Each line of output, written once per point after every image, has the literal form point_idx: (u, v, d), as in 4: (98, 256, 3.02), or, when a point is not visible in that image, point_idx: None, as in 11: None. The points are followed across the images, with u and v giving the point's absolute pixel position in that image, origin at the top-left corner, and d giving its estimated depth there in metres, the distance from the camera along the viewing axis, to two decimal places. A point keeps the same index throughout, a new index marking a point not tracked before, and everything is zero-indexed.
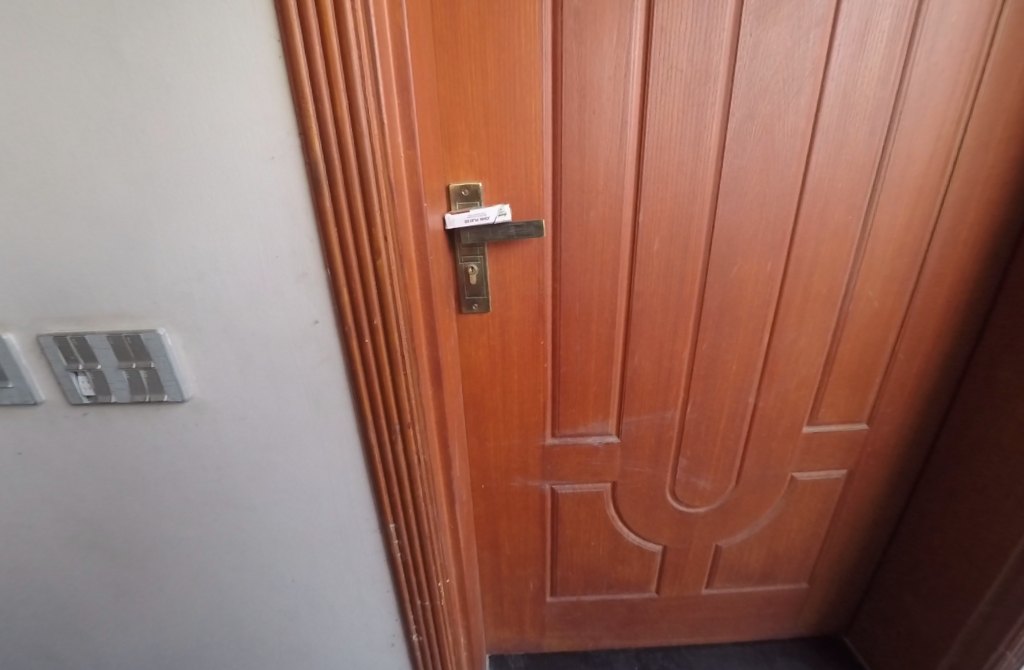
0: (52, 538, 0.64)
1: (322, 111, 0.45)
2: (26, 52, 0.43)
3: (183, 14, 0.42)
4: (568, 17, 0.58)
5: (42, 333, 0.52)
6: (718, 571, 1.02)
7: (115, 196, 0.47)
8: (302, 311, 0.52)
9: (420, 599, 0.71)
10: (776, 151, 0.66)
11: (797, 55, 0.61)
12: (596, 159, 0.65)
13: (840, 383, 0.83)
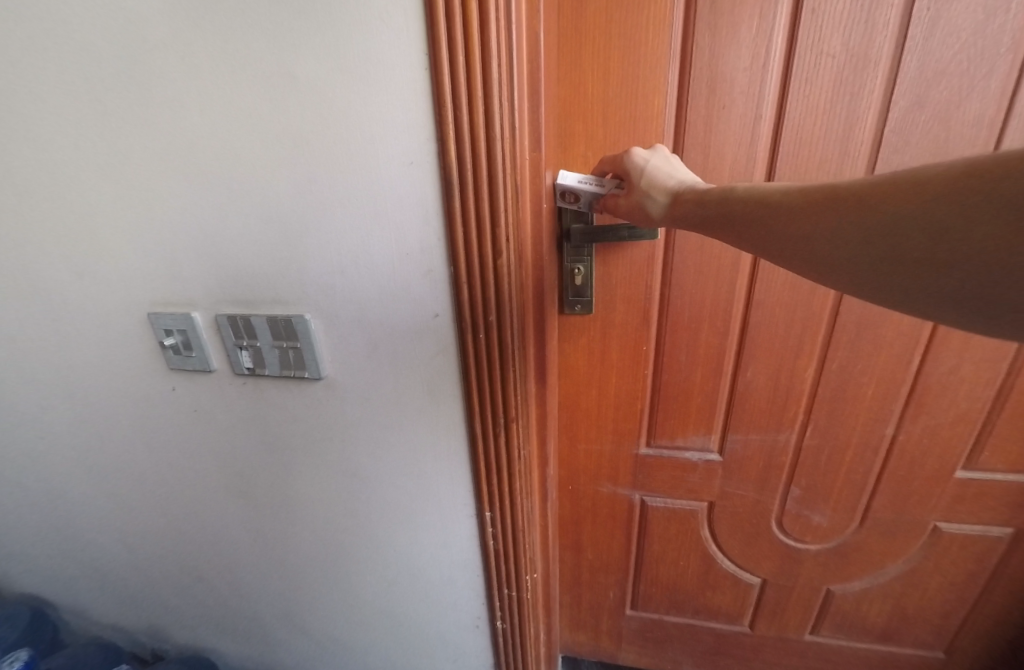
0: (211, 483, 0.76)
1: (460, 118, 0.47)
2: (228, 76, 0.51)
3: (349, 35, 0.47)
4: (702, 8, 0.55)
5: (219, 312, 0.62)
6: (828, 618, 0.90)
7: (282, 197, 0.55)
8: (426, 305, 0.56)
9: (507, 588, 0.73)
10: (949, 145, 0.56)
11: (989, 31, 0.51)
12: (722, 157, 0.61)
13: (1015, 425, 0.69)
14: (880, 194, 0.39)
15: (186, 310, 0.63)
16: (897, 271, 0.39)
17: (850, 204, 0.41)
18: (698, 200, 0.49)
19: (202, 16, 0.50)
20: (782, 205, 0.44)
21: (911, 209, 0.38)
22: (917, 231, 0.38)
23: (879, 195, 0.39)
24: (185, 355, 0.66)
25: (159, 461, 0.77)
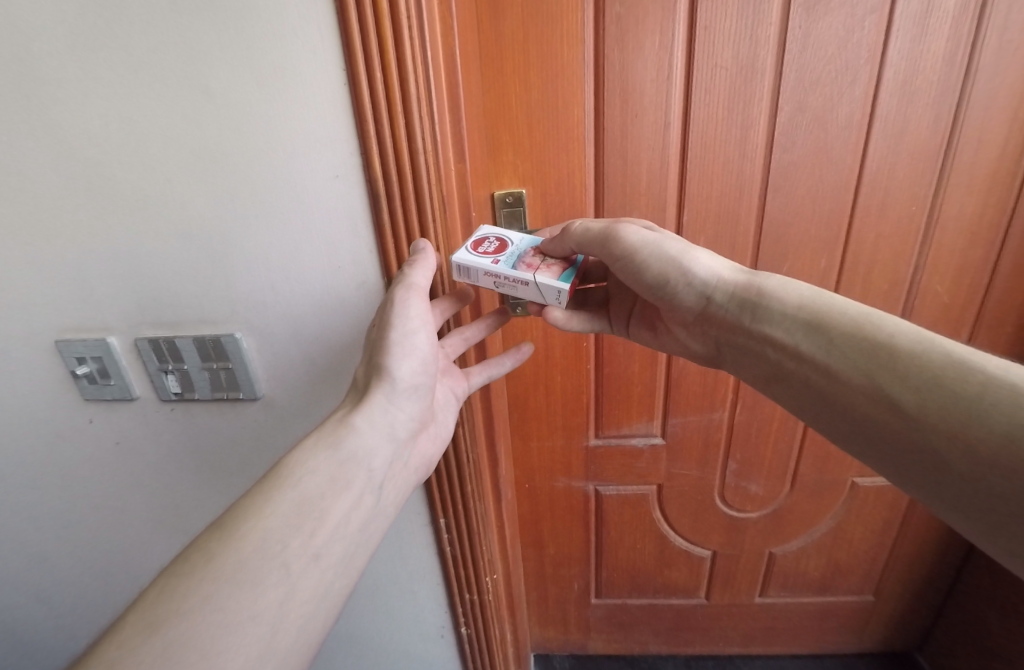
0: (145, 522, 0.72)
1: (382, 132, 0.48)
2: (131, 92, 0.49)
3: (261, 49, 0.46)
4: (609, 24, 0.59)
5: (139, 336, 0.59)
6: (773, 579, 0.98)
7: (201, 215, 0.53)
8: (363, 317, 0.57)
9: (468, 593, 0.74)
10: (828, 144, 0.63)
11: (851, 44, 0.59)
12: (640, 161, 0.65)
13: None
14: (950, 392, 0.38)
15: (101, 337, 0.59)
16: (925, 444, 0.38)
17: (901, 356, 0.40)
18: (777, 301, 0.48)
19: (95, 28, 0.47)
20: (850, 322, 0.44)
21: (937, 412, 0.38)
22: (948, 419, 0.37)
23: (947, 384, 0.38)
24: (102, 384, 0.61)
25: (82, 505, 0.71)
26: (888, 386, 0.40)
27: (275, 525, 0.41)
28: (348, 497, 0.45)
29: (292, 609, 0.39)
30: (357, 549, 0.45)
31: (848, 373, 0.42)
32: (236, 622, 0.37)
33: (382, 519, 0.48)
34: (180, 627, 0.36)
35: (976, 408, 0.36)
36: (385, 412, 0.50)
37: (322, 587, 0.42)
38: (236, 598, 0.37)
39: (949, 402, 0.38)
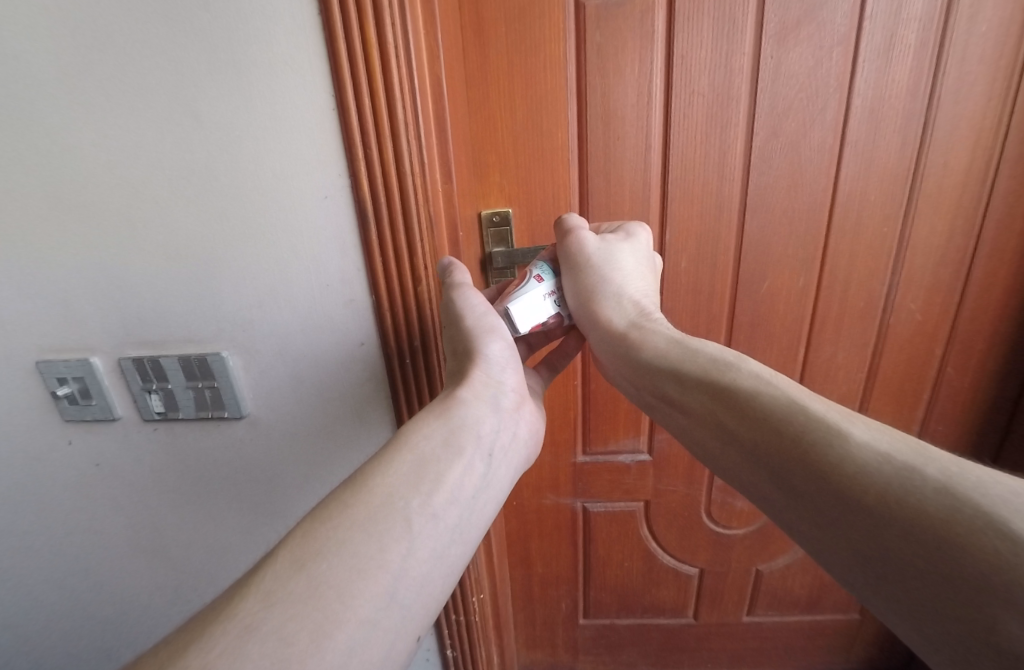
0: (122, 545, 0.70)
1: (370, 156, 0.50)
2: (121, 113, 0.49)
3: (252, 74, 0.47)
4: (591, 52, 0.62)
5: (123, 356, 0.58)
6: (760, 597, 0.99)
7: (189, 234, 0.53)
8: (350, 334, 0.57)
9: (455, 614, 0.77)
10: (801, 168, 0.66)
11: (820, 73, 0.62)
12: (623, 182, 0.67)
13: (886, 402, 0.79)
14: (774, 427, 0.37)
15: (84, 357, 0.58)
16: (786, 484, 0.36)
17: (735, 392, 0.41)
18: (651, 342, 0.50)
19: (86, 52, 0.47)
20: (703, 365, 0.46)
21: (769, 445, 0.37)
22: (777, 453, 0.37)
23: (770, 418, 0.38)
24: (83, 404, 0.60)
25: (56, 528, 0.69)
26: (728, 421, 0.41)
27: (401, 480, 0.41)
28: (469, 457, 0.45)
29: (423, 563, 0.38)
30: (478, 512, 0.44)
31: (694, 402, 0.44)
32: (371, 572, 0.36)
33: (498, 488, 0.47)
34: (319, 577, 0.35)
35: (798, 437, 0.36)
36: (490, 387, 0.51)
37: (450, 545, 0.41)
38: (368, 549, 0.37)
39: (776, 435, 0.37)
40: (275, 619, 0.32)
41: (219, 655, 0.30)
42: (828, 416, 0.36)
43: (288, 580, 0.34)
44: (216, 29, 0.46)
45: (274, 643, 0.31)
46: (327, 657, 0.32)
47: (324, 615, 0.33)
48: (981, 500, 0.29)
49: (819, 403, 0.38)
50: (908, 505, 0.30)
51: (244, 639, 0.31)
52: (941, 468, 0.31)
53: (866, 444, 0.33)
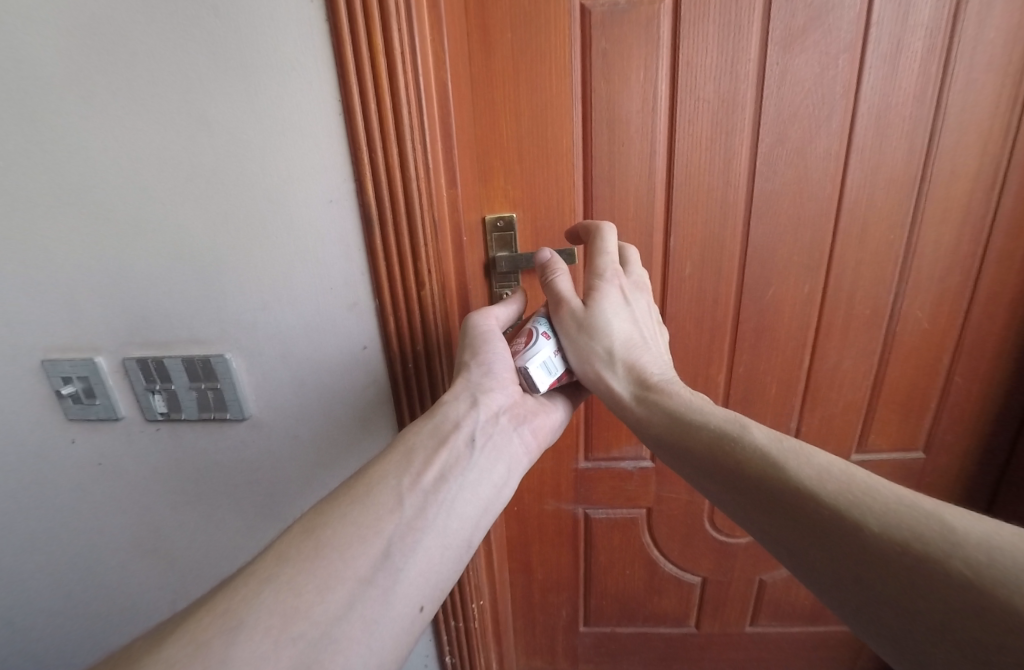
0: (123, 545, 0.70)
1: (376, 161, 0.50)
2: (130, 115, 0.50)
3: (259, 79, 0.48)
4: (597, 58, 0.62)
5: (127, 356, 0.59)
6: (763, 608, 0.98)
7: (195, 236, 0.53)
8: (354, 338, 0.57)
9: (454, 620, 0.76)
10: (807, 174, 0.66)
11: (826, 80, 0.62)
12: (627, 187, 0.67)
13: (893, 411, 0.78)
14: (791, 510, 0.37)
15: (88, 356, 0.59)
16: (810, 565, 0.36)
17: (746, 467, 0.40)
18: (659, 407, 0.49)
19: (97, 55, 0.48)
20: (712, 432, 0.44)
21: (788, 529, 0.37)
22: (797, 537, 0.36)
23: (784, 501, 0.37)
24: (87, 404, 0.61)
25: (58, 527, 0.69)
26: (743, 498, 0.40)
27: (395, 465, 0.45)
28: (462, 447, 0.48)
29: (418, 537, 0.42)
30: (476, 498, 0.47)
31: (704, 475, 0.44)
32: (369, 541, 0.40)
33: (500, 482, 0.50)
34: (325, 540, 0.39)
35: (816, 522, 0.35)
36: (491, 390, 0.53)
37: (446, 525, 0.44)
38: (369, 520, 0.41)
39: (794, 518, 0.36)
40: (288, 574, 0.37)
41: (239, 598, 0.35)
42: (841, 497, 0.35)
43: (302, 544, 0.39)
44: (226, 35, 0.47)
45: (287, 593, 0.36)
46: (331, 609, 0.36)
47: (328, 573, 0.37)
48: (1007, 588, 0.29)
49: (828, 472, 0.37)
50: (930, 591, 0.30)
51: (262, 590, 0.36)
52: (965, 555, 0.30)
53: (884, 532, 0.33)
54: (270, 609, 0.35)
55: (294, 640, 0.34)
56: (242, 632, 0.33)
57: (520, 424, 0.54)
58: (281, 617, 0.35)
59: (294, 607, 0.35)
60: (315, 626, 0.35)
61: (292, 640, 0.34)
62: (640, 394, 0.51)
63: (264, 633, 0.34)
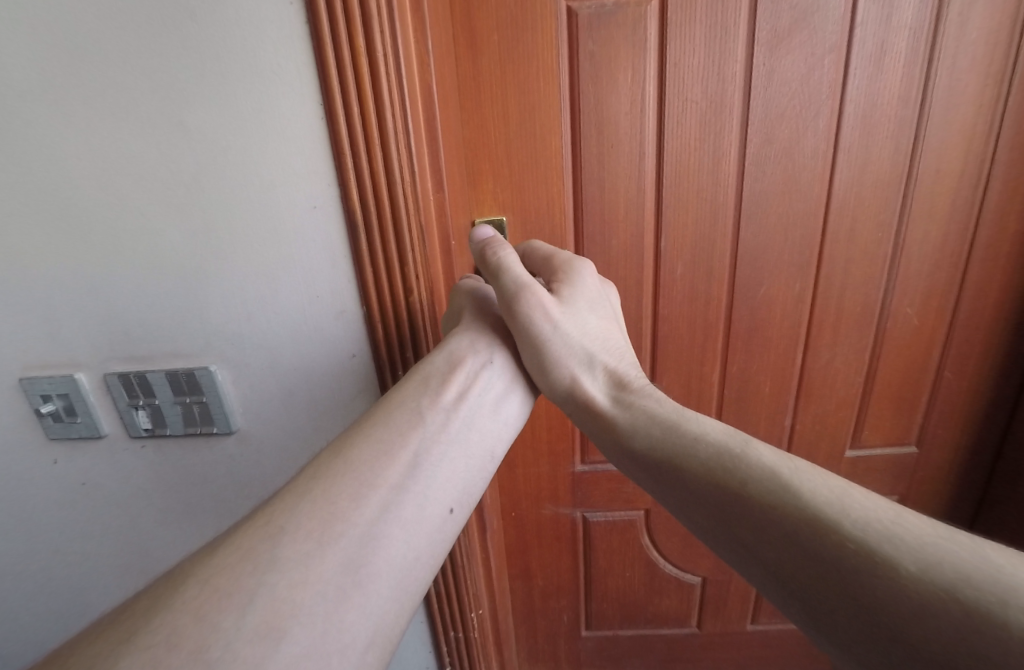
0: (110, 564, 0.68)
1: (360, 167, 0.49)
2: (107, 124, 0.48)
3: (239, 84, 0.47)
4: (584, 61, 0.62)
5: (109, 372, 0.57)
6: (764, 607, 0.97)
7: (176, 246, 0.52)
8: (341, 346, 0.56)
9: (453, 630, 0.75)
10: (796, 174, 0.66)
11: (813, 80, 0.62)
12: (617, 189, 0.67)
13: (886, 405, 0.78)
14: (802, 535, 0.33)
15: (68, 373, 0.57)
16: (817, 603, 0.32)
17: (752, 488, 0.36)
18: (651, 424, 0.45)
19: (72, 63, 0.47)
20: (712, 453, 0.40)
21: (796, 559, 0.33)
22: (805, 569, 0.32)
23: (796, 528, 0.33)
24: (68, 422, 0.59)
25: (41, 548, 0.67)
26: (745, 527, 0.36)
27: (414, 389, 0.46)
28: (476, 370, 0.48)
29: (442, 449, 0.43)
30: (494, 415, 0.48)
31: (702, 499, 0.39)
32: (396, 456, 0.40)
33: (517, 399, 0.51)
34: (355, 456, 0.39)
35: (792, 537, 0.33)
36: (491, 309, 0.53)
37: (468, 437, 0.45)
38: (392, 438, 0.41)
39: (801, 547, 0.33)
40: (320, 487, 0.37)
41: (276, 512, 0.35)
42: (858, 526, 0.32)
43: (331, 462, 0.39)
44: (204, 41, 0.46)
45: (322, 502, 0.36)
46: (367, 512, 0.36)
47: (361, 481, 0.38)
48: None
49: (801, 483, 0.35)
50: (956, 638, 0.27)
51: (295, 503, 0.35)
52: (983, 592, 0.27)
53: (905, 569, 0.29)
54: (309, 515, 0.35)
55: (335, 538, 0.34)
56: (285, 536, 0.33)
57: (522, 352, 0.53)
58: (322, 522, 0.35)
59: (333, 512, 0.35)
60: (354, 528, 0.35)
61: (335, 538, 0.34)
62: (622, 400, 0.48)
63: (306, 534, 0.34)
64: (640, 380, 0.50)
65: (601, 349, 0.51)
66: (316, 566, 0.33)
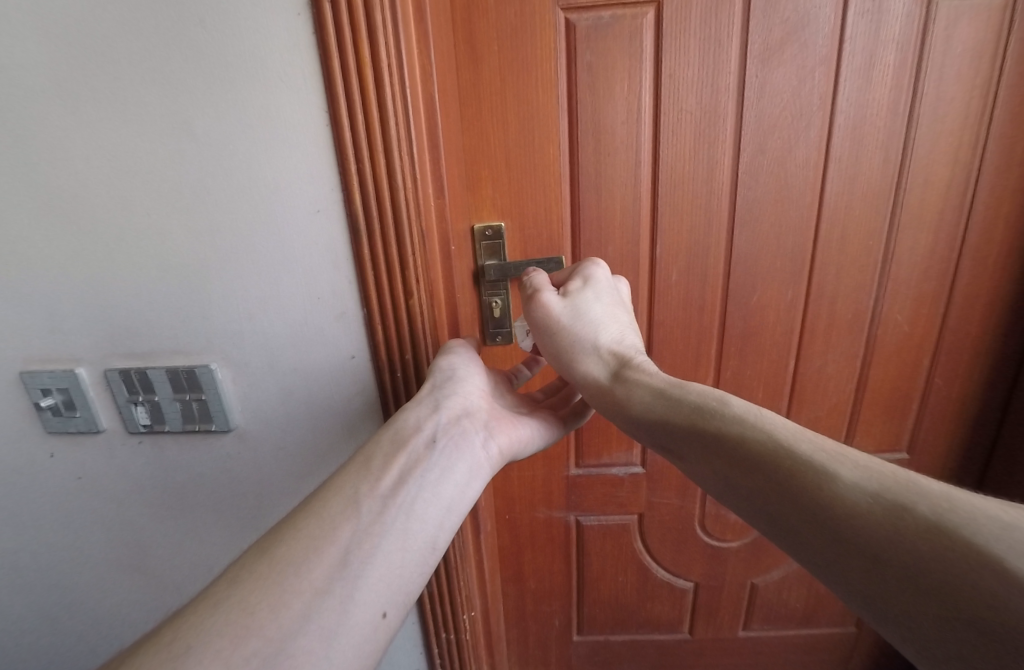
0: (104, 562, 0.68)
1: (363, 171, 0.50)
2: (114, 124, 0.49)
3: (246, 88, 0.48)
4: (582, 70, 0.63)
5: (109, 367, 0.58)
6: (756, 612, 0.98)
7: (180, 246, 0.53)
8: (341, 346, 0.57)
9: (445, 632, 0.76)
10: (787, 184, 0.67)
11: (804, 92, 0.63)
12: (613, 195, 0.68)
13: (875, 412, 0.80)
14: (770, 467, 0.37)
15: (68, 368, 0.58)
16: (790, 526, 0.35)
17: (729, 432, 0.40)
18: (643, 386, 0.48)
19: (80, 64, 0.48)
20: (696, 407, 0.44)
21: (768, 488, 0.36)
22: (776, 496, 0.36)
23: (763, 460, 0.37)
24: (67, 416, 0.59)
25: (36, 545, 0.67)
26: (726, 464, 0.40)
27: (352, 477, 0.44)
28: (420, 450, 0.47)
29: (375, 544, 0.40)
30: (437, 500, 0.45)
31: (688, 444, 0.43)
32: (325, 551, 0.39)
33: (463, 482, 0.48)
34: (278, 557, 0.38)
35: (762, 468, 0.37)
36: (452, 392, 0.53)
37: (406, 527, 0.42)
38: (323, 533, 0.40)
39: (773, 477, 0.36)
40: (239, 595, 0.35)
41: (190, 627, 0.33)
42: (815, 455, 0.36)
43: (254, 563, 0.37)
44: (211, 46, 0.47)
45: (237, 614, 0.34)
46: (284, 623, 0.34)
47: (280, 589, 0.36)
48: (972, 534, 0.28)
49: (772, 426, 0.40)
50: (905, 544, 0.30)
51: (212, 613, 0.34)
52: (929, 505, 0.30)
53: (857, 485, 0.33)
54: (221, 631, 0.33)
55: (245, 658, 0.32)
56: (191, 655, 0.32)
57: (482, 429, 0.52)
58: (231, 638, 0.33)
59: (245, 628, 0.34)
60: (267, 643, 0.33)
61: (244, 659, 0.32)
62: (625, 373, 0.50)
63: (213, 655, 0.32)
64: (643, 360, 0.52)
65: (609, 332, 0.54)
66: None
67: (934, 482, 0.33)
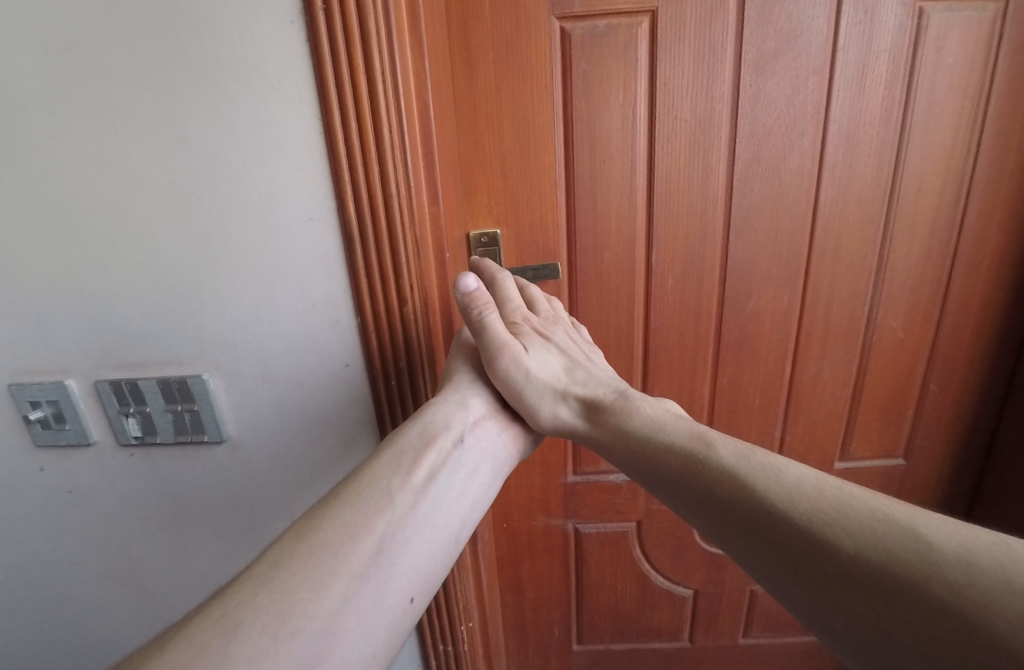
0: (95, 577, 0.67)
1: (357, 180, 0.50)
2: (106, 133, 0.49)
3: (238, 97, 0.48)
4: (577, 79, 0.63)
5: (99, 379, 0.57)
6: (755, 619, 0.97)
7: (172, 255, 0.52)
8: (335, 355, 0.56)
9: (443, 644, 0.75)
10: (782, 191, 0.67)
11: (798, 100, 0.64)
12: (609, 202, 0.68)
13: (872, 417, 0.80)
14: (771, 528, 0.35)
15: (58, 380, 0.57)
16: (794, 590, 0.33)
17: (725, 485, 0.38)
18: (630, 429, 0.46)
19: (72, 74, 0.47)
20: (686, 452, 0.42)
21: (769, 551, 0.34)
22: (778, 560, 0.34)
23: (762, 521, 0.35)
24: (57, 429, 0.58)
25: (25, 559, 0.66)
26: (724, 521, 0.37)
27: (384, 468, 0.43)
28: (449, 447, 0.47)
29: (408, 532, 0.40)
30: (463, 497, 0.45)
31: (681, 496, 0.40)
32: (361, 538, 0.38)
33: (487, 482, 0.48)
34: (319, 541, 0.37)
35: (763, 530, 0.35)
36: (475, 394, 0.52)
37: (435, 520, 0.42)
38: (359, 521, 0.39)
39: (774, 540, 0.34)
40: (283, 574, 0.34)
41: (235, 604, 0.32)
42: (815, 516, 0.33)
43: (293, 547, 0.36)
44: (204, 55, 0.47)
45: (281, 593, 0.33)
46: (326, 604, 0.34)
47: (322, 570, 0.35)
48: (992, 617, 0.26)
49: (769, 478, 0.37)
50: (918, 620, 0.28)
51: (258, 592, 0.33)
52: (945, 577, 0.28)
53: (862, 554, 0.31)
54: (267, 608, 0.32)
55: (291, 635, 0.32)
56: (239, 632, 0.31)
57: (504, 428, 0.52)
58: (278, 614, 0.32)
59: (291, 605, 0.33)
60: (312, 621, 0.33)
61: (290, 634, 0.32)
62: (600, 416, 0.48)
63: (260, 630, 0.31)
64: (613, 395, 0.50)
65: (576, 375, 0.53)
66: (268, 669, 0.30)
67: (947, 528, 0.30)
